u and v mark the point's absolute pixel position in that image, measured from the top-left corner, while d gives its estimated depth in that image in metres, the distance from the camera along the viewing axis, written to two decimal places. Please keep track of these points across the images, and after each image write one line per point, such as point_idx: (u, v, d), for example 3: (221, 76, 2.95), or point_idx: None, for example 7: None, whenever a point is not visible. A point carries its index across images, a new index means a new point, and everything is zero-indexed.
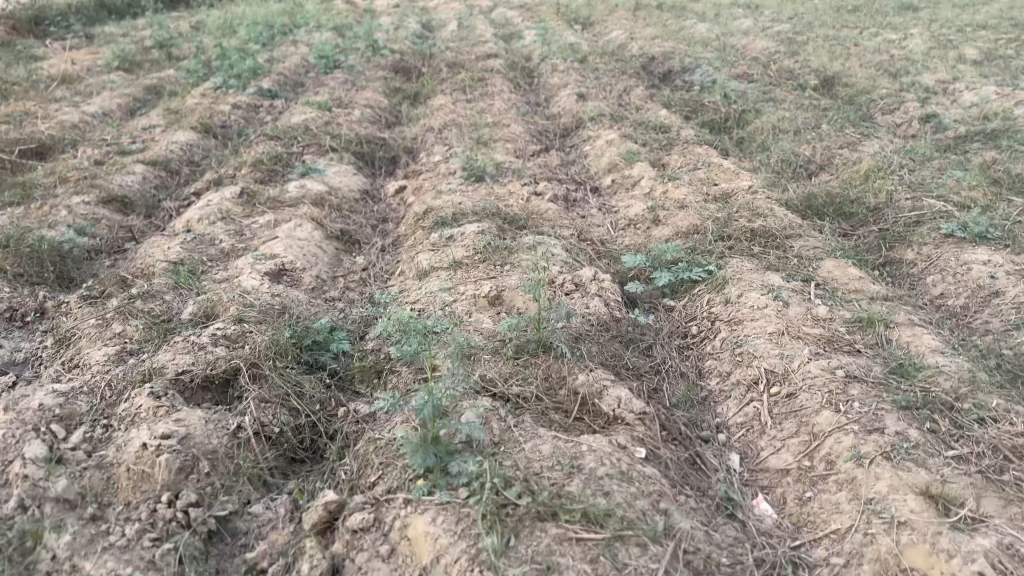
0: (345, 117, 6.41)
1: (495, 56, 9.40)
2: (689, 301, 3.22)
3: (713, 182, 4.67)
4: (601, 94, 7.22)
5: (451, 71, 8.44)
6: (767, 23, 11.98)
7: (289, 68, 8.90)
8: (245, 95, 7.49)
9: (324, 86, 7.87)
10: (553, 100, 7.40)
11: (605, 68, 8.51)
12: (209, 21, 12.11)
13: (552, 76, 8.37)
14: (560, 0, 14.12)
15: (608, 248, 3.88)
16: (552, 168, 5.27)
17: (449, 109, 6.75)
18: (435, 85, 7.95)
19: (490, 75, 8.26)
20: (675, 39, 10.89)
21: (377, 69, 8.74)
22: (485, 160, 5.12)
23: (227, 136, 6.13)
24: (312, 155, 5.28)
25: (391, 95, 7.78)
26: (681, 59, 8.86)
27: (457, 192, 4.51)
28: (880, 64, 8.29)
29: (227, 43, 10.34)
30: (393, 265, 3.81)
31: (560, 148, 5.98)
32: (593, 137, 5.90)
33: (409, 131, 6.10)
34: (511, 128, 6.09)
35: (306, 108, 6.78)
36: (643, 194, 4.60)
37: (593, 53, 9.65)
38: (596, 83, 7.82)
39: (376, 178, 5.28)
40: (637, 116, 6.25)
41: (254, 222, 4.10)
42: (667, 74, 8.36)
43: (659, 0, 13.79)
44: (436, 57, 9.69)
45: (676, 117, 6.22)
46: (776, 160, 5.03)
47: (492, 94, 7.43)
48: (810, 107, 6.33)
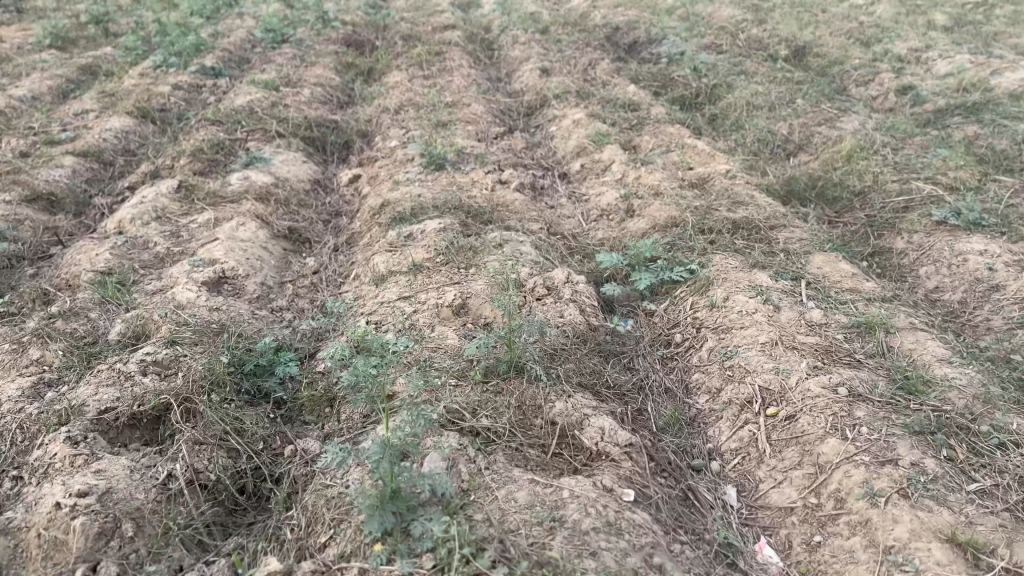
0: (294, 98, 6.02)
1: (453, 28, 9.00)
2: (670, 304, 2.99)
3: (688, 165, 4.42)
4: (565, 68, 6.90)
5: (407, 45, 8.04)
6: None
7: (234, 43, 8.42)
8: (187, 74, 7.03)
9: (271, 62, 7.44)
10: (515, 75, 7.07)
11: (568, 39, 8.18)
12: None
13: (513, 49, 8.02)
14: None
15: (580, 243, 3.62)
16: (517, 152, 4.98)
17: (406, 87, 6.39)
18: (390, 59, 7.55)
19: (448, 48, 7.88)
20: (639, 7, 10.56)
21: (328, 43, 8.31)
22: (446, 145, 4.80)
23: (166, 120, 5.71)
24: (258, 142, 4.91)
25: (344, 72, 7.38)
26: (646, 28, 8.56)
27: (417, 182, 4.20)
28: (850, 32, 8.07)
29: (168, 17, 9.77)
30: (347, 267, 3.52)
31: (524, 128, 5.67)
32: (559, 116, 5.60)
33: (363, 112, 5.74)
34: (472, 107, 5.76)
35: (252, 88, 6.37)
36: (614, 180, 4.34)
37: (555, 23, 9.29)
38: (559, 55, 7.50)
39: (328, 165, 4.94)
40: (604, 92, 5.96)
41: (193, 221, 3.76)
42: (632, 45, 8.07)
43: None
44: (390, 30, 9.25)
45: (645, 93, 5.94)
46: (752, 139, 4.79)
47: (451, 69, 7.08)
48: (783, 80, 6.09)
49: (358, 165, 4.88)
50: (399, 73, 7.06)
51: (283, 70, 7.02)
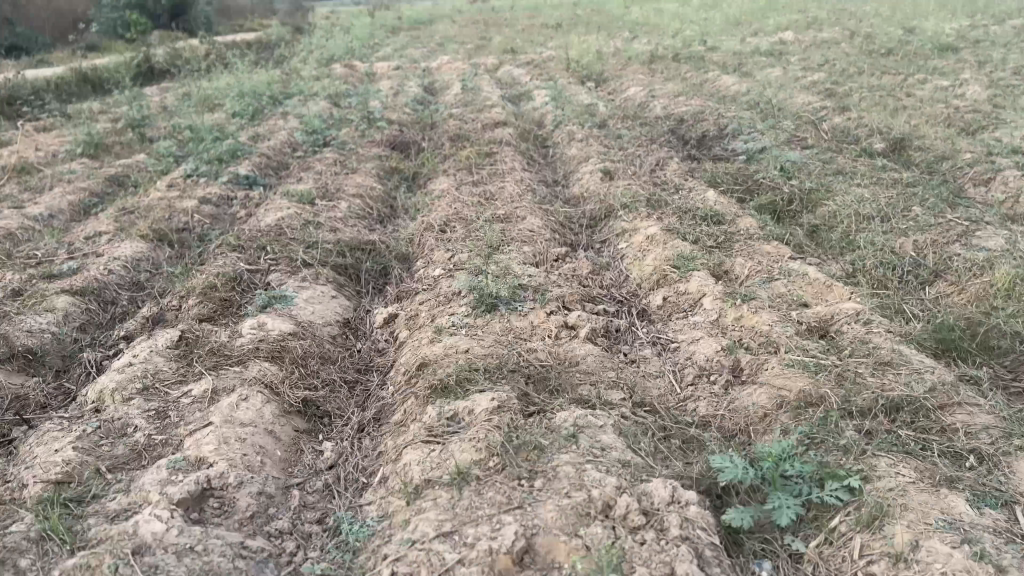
0: (329, 215, 5.38)
1: (504, 126, 8.46)
2: (827, 545, 2.10)
3: (802, 301, 3.55)
4: (630, 170, 6.18)
5: (456, 146, 7.47)
6: (800, 73, 11.00)
7: (273, 147, 7.98)
8: (218, 185, 6.54)
9: (309, 171, 6.91)
10: (575, 179, 6.38)
11: (630, 134, 7.51)
12: (194, 96, 11.32)
13: (570, 148, 7.37)
14: (570, 56, 13.28)
15: (677, 423, 2.74)
16: (584, 280, 4.18)
17: (453, 199, 5.72)
18: (437, 164, 6.96)
19: (499, 148, 7.28)
20: (701, 95, 9.94)
21: (371, 145, 7.80)
22: (499, 274, 4.03)
23: (186, 243, 5.14)
24: (281, 272, 4.23)
25: (386, 178, 6.79)
26: (714, 120, 7.86)
27: (465, 329, 3.41)
28: (948, 118, 7.23)
29: (209, 121, 9.49)
30: (371, 462, 2.69)
31: (588, 245, 4.90)
32: (629, 230, 4.81)
33: (405, 231, 5.07)
34: (527, 221, 5.05)
35: (285, 203, 5.79)
36: (707, 319, 3.48)
37: (613, 117, 8.68)
38: (622, 154, 6.80)
39: (362, 300, 4.21)
40: (680, 199, 5.18)
41: (185, 393, 3.02)
42: (701, 139, 7.34)
43: (677, 52, 12.91)
44: (438, 128, 8.76)
45: (728, 200, 5.15)
46: (872, 264, 3.94)
47: (503, 173, 6.44)
48: (888, 181, 5.26)
49: (395, 299, 4.14)
50: (447, 179, 6.43)
51: (320, 180, 6.46)
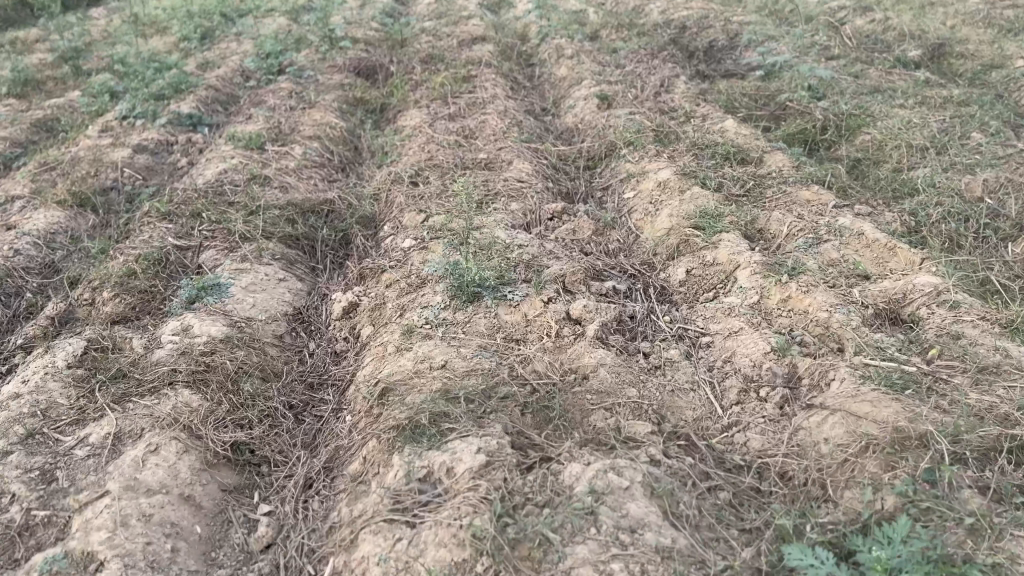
0: (281, 166, 4.59)
1: (483, 42, 7.52)
2: None
3: (861, 274, 2.85)
4: (630, 95, 5.35)
5: (428, 71, 6.57)
6: None
7: (223, 77, 7.06)
8: (156, 127, 5.69)
9: (262, 105, 6.03)
10: (566, 108, 5.55)
11: (627, 49, 6.61)
12: (138, 20, 10.20)
13: (558, 68, 6.50)
14: None
15: (722, 468, 2.09)
16: (587, 247, 3.45)
17: (427, 140, 4.92)
18: (407, 93, 6.10)
19: (479, 71, 6.41)
20: None
21: (334, 70, 6.89)
22: (484, 246, 3.30)
23: (113, 207, 4.36)
24: (217, 250, 3.49)
25: (351, 111, 5.94)
26: (720, 28, 6.96)
27: (442, 330, 2.71)
28: (987, 14, 6.34)
29: (153, 48, 8.47)
30: (319, 542, 2.08)
31: (588, 194, 4.16)
32: (636, 175, 4.05)
33: (371, 185, 4.30)
34: (514, 164, 4.28)
35: (232, 149, 4.96)
36: (745, 301, 2.77)
37: (605, 25, 7.73)
38: (618, 74, 5.95)
39: (318, 281, 3.48)
40: (694, 133, 4.39)
41: (82, 439, 2.34)
42: (707, 51, 6.46)
43: None
44: (409, 46, 7.82)
45: (748, 130, 4.37)
46: (938, 216, 3.22)
47: (484, 104, 5.61)
48: (936, 98, 4.46)
49: (357, 277, 3.41)
50: (420, 112, 5.59)
51: (273, 118, 5.61)
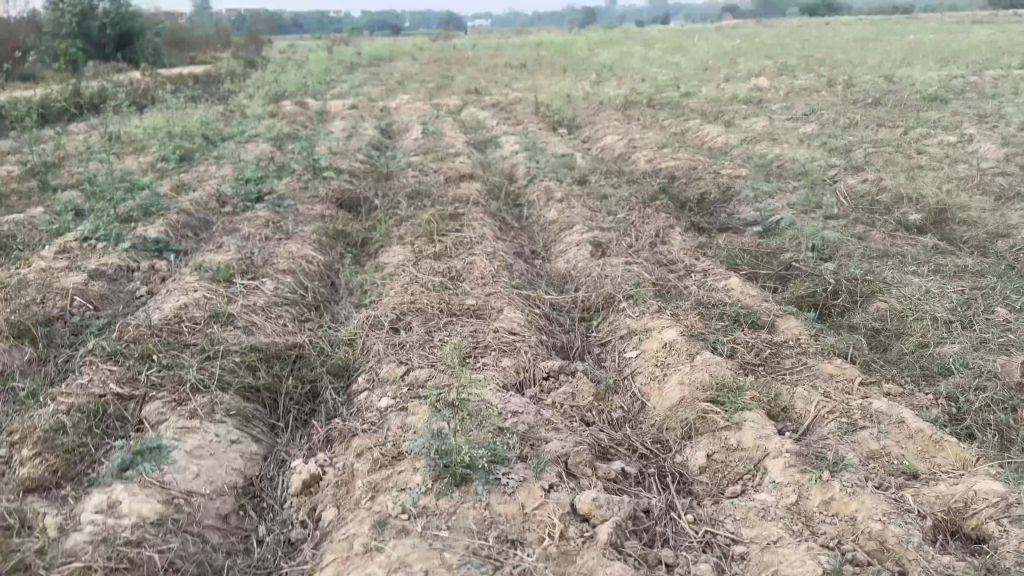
0: (248, 302, 4.20)
1: (471, 182, 7.41)
2: None
3: (909, 473, 2.48)
4: (624, 243, 5.13)
5: (414, 207, 6.36)
6: (791, 131, 10.22)
7: (199, 201, 6.80)
8: (119, 252, 5.32)
9: (235, 234, 5.73)
10: (558, 253, 5.30)
11: (619, 195, 6.49)
12: (119, 143, 10.07)
13: (548, 211, 6.32)
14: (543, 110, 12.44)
15: None
16: (588, 414, 3.05)
17: (411, 279, 4.59)
18: (391, 229, 5.84)
19: (467, 211, 6.22)
20: (689, 148, 9.05)
21: (316, 201, 6.67)
22: (472, 410, 2.87)
23: (55, 340, 3.91)
24: (162, 402, 3.03)
25: (331, 245, 5.64)
26: (711, 180, 6.91)
27: (422, 523, 2.24)
28: (980, 181, 6.35)
29: (129, 170, 8.25)
30: None
31: (584, 349, 3.81)
32: (639, 332, 3.72)
33: (347, 328, 3.91)
34: (505, 312, 3.94)
35: (197, 280, 4.59)
36: (780, 502, 2.38)
37: (595, 171, 7.68)
38: (611, 220, 5.76)
39: (277, 441, 3.01)
40: (698, 290, 4.13)
41: None
42: (699, 203, 6.35)
43: (657, 114, 12.19)
44: (395, 181, 7.69)
45: (755, 290, 4.11)
46: (981, 403, 2.91)
47: (472, 244, 5.35)
48: (949, 266, 4.27)
49: (323, 441, 2.95)
50: (403, 249, 5.30)
51: (246, 249, 5.28)
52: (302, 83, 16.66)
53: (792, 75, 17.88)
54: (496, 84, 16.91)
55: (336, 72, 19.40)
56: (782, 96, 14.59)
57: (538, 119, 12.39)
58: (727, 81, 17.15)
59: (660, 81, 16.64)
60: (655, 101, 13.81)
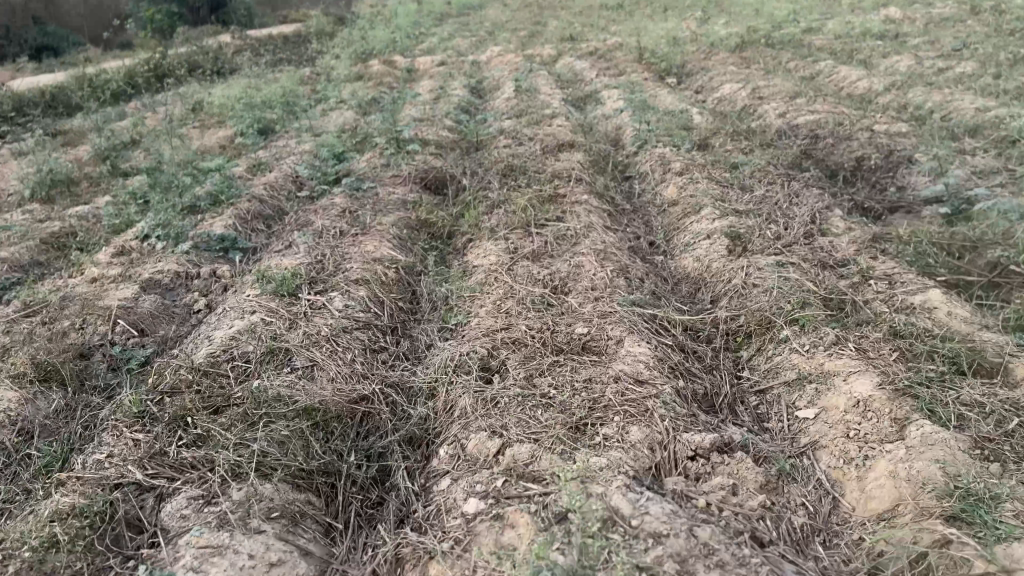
0: (310, 329, 3.47)
1: (574, 151, 6.52)
2: None
3: None
4: (768, 233, 4.13)
5: (509, 188, 5.51)
6: (945, 71, 8.73)
7: (272, 184, 6.19)
8: (178, 253, 4.75)
9: (307, 227, 5.05)
10: (683, 246, 4.36)
11: (751, 165, 5.46)
12: (199, 120, 9.62)
13: (666, 188, 5.35)
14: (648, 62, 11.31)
15: None
16: (759, 529, 2.16)
17: (507, 292, 3.76)
18: (482, 219, 5.02)
19: (570, 190, 5.35)
20: (823, 96, 7.82)
21: (399, 182, 5.94)
22: (595, 531, 2.03)
23: (89, 379, 3.34)
24: (188, 499, 2.32)
25: (413, 238, 4.87)
26: (864, 142, 5.73)
27: None
28: None
29: (206, 152, 7.75)
30: None
31: (735, 398, 2.90)
32: (816, 380, 2.78)
33: (427, 368, 3.12)
34: (627, 347, 3.06)
35: (257, 295, 3.91)
36: None
37: (717, 132, 6.60)
38: (747, 199, 4.74)
39: (332, 555, 2.27)
40: (884, 311, 3.13)
41: None
42: (853, 173, 5.22)
43: (778, 59, 10.85)
44: (487, 153, 6.87)
45: (964, 310, 3.08)
46: None
47: (579, 236, 4.49)
48: None
49: (392, 561, 2.22)
50: (496, 246, 4.47)
51: (315, 247, 4.58)
52: (389, 40, 15.92)
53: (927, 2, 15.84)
54: (593, 30, 15.69)
55: (424, 25, 18.56)
56: (923, 27, 12.80)
57: (641, 68, 11.22)
58: (854, 12, 15.31)
59: (777, 16, 15.02)
60: (773, 40, 12.34)
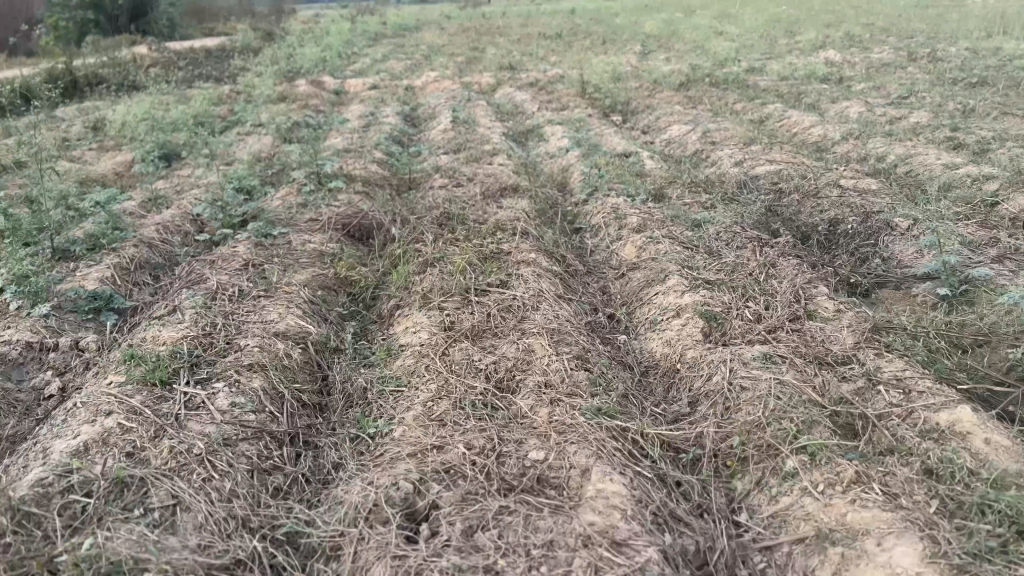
0: (179, 445, 2.70)
1: (516, 196, 5.90)
2: None
3: None
4: (747, 314, 3.55)
5: (444, 241, 4.82)
6: (897, 121, 8.45)
7: (166, 228, 5.40)
8: (35, 315, 3.93)
9: (199, 286, 4.28)
10: (649, 325, 3.74)
11: (714, 223, 4.93)
12: (99, 145, 8.67)
13: (623, 248, 4.77)
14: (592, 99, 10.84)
15: None
16: None
17: (440, 387, 3.04)
18: (412, 279, 4.32)
19: (515, 247, 4.72)
20: (779, 144, 7.41)
21: (316, 228, 5.21)
22: None
23: None
24: None
25: (330, 305, 4.14)
26: (833, 201, 5.26)
27: None
28: None
29: (99, 186, 6.85)
30: None
31: (732, 563, 2.26)
32: (841, 542, 2.16)
33: (331, 514, 2.43)
34: (596, 485, 2.38)
35: (119, 387, 3.16)
36: None
37: (672, 181, 6.07)
38: (717, 266, 4.17)
39: None
40: (907, 436, 2.53)
41: None
42: (829, 239, 4.72)
43: (726, 99, 10.51)
44: (420, 195, 6.20)
45: (1004, 436, 2.48)
46: None
47: (528, 308, 3.83)
48: None
49: None
50: (429, 318, 3.76)
51: (204, 315, 3.80)
52: (319, 60, 15.11)
53: (865, 46, 15.93)
54: (533, 59, 15.19)
55: (357, 45, 17.78)
56: (865, 72, 12.70)
57: (584, 103, 10.71)
58: (795, 53, 15.24)
59: (720, 53, 14.82)
60: (718, 78, 12.02)
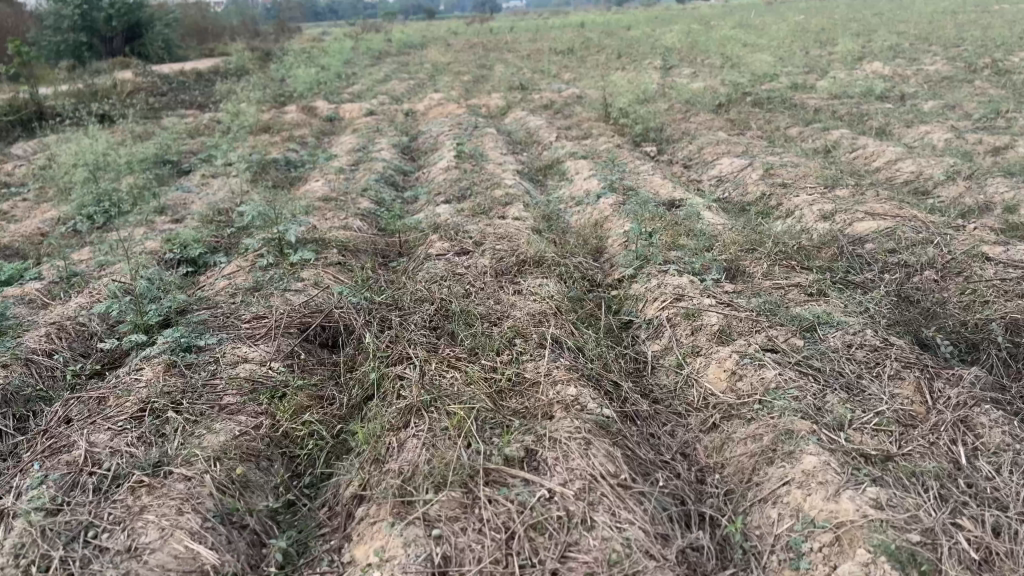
0: None
1: (542, 272, 4.39)
2: None
3: None
4: (971, 555, 2.11)
5: (440, 362, 3.27)
6: (1001, 153, 6.90)
7: (61, 334, 3.92)
8: None
9: (53, 461, 2.75)
10: (788, 558, 2.19)
11: (833, 328, 3.39)
12: (36, 194, 7.22)
13: (708, 368, 3.21)
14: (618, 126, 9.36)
15: None
16: None
17: None
18: (385, 446, 2.75)
19: (548, 370, 3.18)
20: (866, 186, 5.89)
21: (259, 331, 3.71)
22: None
23: None
24: None
25: (253, 498, 2.61)
26: (992, 284, 3.73)
27: None
28: None
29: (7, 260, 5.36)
30: None
31: None
32: None
33: None
34: None
35: None
36: None
37: (748, 245, 4.55)
38: (875, 425, 2.64)
39: None
40: None
41: None
42: (1013, 355, 3.22)
43: (778, 123, 9.00)
44: (412, 268, 4.71)
45: None
46: None
47: (580, 520, 2.28)
48: None
49: None
50: (410, 557, 2.20)
51: (37, 540, 2.32)
52: (312, 80, 13.69)
53: (913, 57, 14.42)
54: (546, 77, 13.70)
55: (356, 65, 16.37)
56: (926, 87, 11.13)
57: (611, 130, 9.20)
58: (837, 66, 13.73)
59: (754, 66, 13.33)
60: (761, 97, 10.48)
